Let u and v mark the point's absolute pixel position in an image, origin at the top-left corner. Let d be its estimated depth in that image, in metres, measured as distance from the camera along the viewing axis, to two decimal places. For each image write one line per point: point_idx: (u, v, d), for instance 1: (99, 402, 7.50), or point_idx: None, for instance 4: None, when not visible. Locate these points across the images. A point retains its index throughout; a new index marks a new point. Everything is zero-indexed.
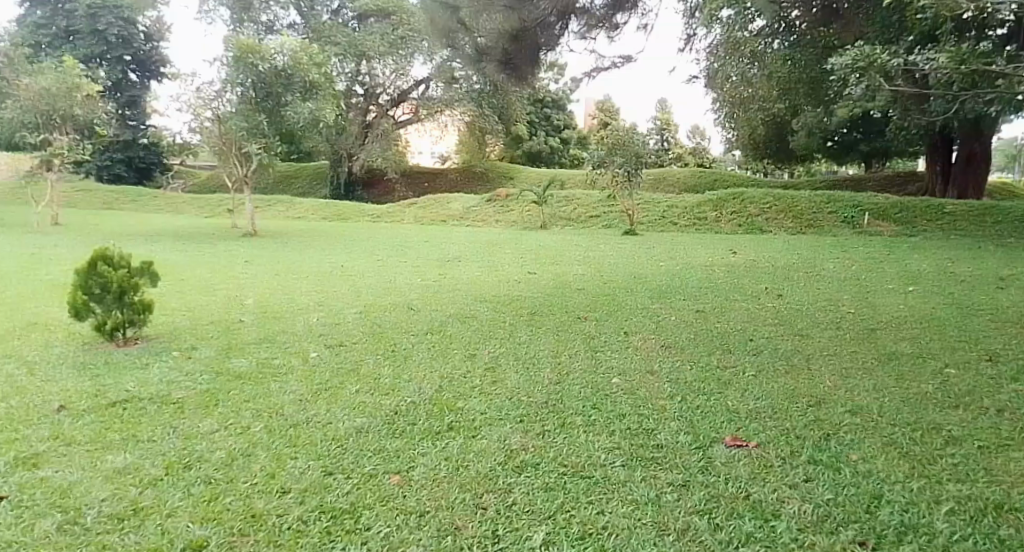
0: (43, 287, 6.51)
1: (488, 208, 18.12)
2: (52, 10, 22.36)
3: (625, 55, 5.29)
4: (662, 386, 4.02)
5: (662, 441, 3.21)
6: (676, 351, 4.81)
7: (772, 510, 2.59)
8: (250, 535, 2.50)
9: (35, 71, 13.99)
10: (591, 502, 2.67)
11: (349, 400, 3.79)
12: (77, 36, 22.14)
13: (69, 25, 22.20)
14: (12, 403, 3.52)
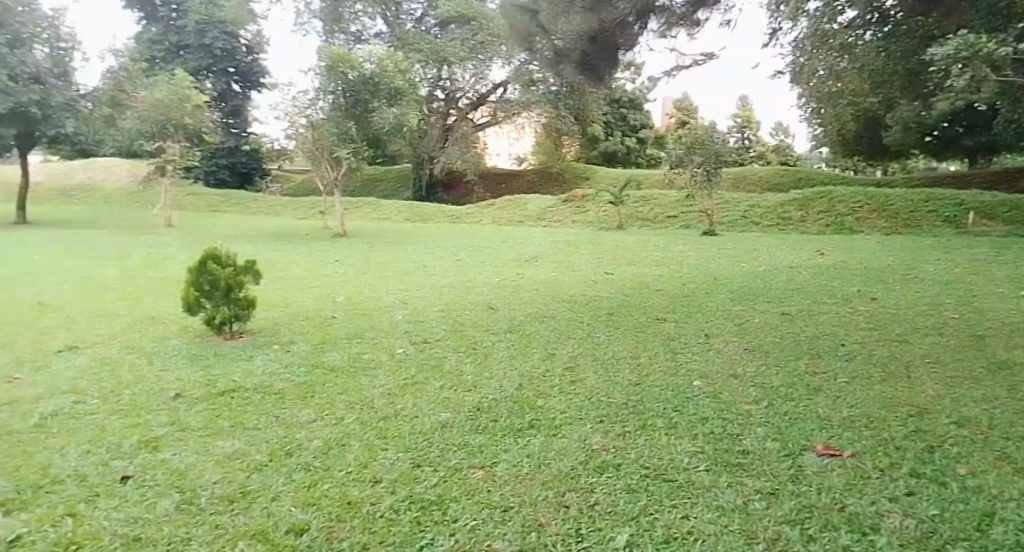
0: (157, 284, 7.00)
1: (565, 209, 18.16)
2: (164, 28, 23.65)
3: (707, 53, 5.26)
4: (746, 390, 3.96)
5: (749, 447, 3.16)
6: (761, 354, 4.71)
7: (870, 524, 2.51)
8: (347, 522, 2.61)
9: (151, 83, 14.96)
10: (675, 506, 2.66)
11: (434, 395, 3.92)
12: (187, 51, 23.27)
13: (180, 39, 23.37)
14: (134, 391, 3.82)
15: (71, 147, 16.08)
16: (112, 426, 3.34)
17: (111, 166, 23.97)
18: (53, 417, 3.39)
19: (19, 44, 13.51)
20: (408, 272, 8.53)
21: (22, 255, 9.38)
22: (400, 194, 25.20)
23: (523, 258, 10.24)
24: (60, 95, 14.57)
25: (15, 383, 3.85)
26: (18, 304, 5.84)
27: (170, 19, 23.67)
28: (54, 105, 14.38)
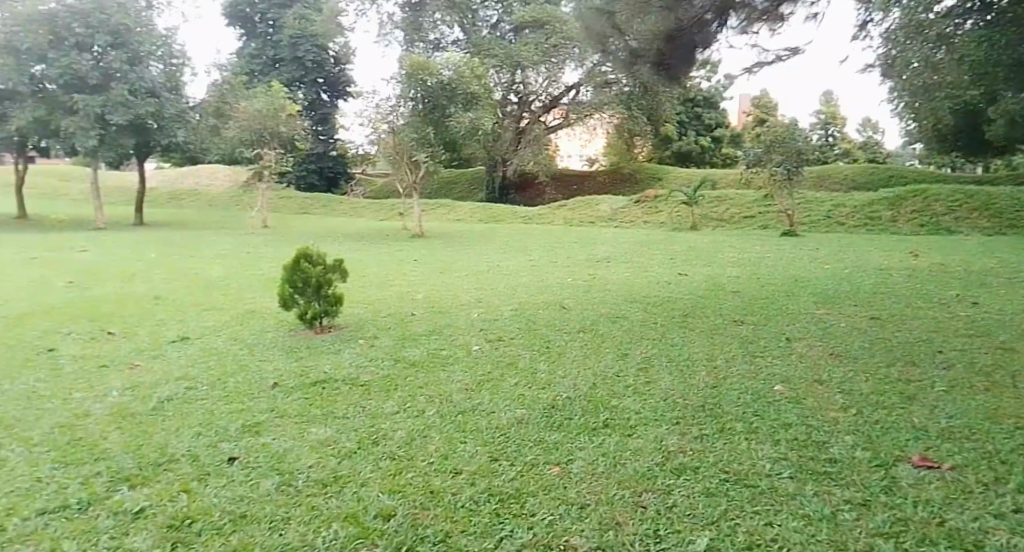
0: (254, 281, 7.45)
1: (638, 209, 18.05)
2: (262, 43, 25.15)
3: (792, 48, 5.09)
4: (831, 396, 3.90)
5: (836, 455, 3.14)
6: (847, 359, 4.62)
7: (972, 540, 2.47)
8: (431, 510, 2.73)
9: (250, 95, 16.12)
10: (757, 512, 2.68)
11: (509, 391, 4.05)
12: (281, 64, 24.63)
13: (276, 54, 24.67)
14: (236, 379, 4.11)
15: (180, 153, 17.32)
16: (218, 411, 3.61)
17: (215, 170, 25.71)
18: (168, 402, 3.70)
19: (137, 62, 14.83)
20: (483, 272, 8.73)
21: (134, 254, 10.16)
22: (474, 195, 25.65)
23: (596, 259, 10.28)
24: (172, 108, 15.61)
25: (134, 369, 4.22)
26: (137, 298, 6.39)
27: (266, 34, 25.14)
28: (167, 117, 15.45)
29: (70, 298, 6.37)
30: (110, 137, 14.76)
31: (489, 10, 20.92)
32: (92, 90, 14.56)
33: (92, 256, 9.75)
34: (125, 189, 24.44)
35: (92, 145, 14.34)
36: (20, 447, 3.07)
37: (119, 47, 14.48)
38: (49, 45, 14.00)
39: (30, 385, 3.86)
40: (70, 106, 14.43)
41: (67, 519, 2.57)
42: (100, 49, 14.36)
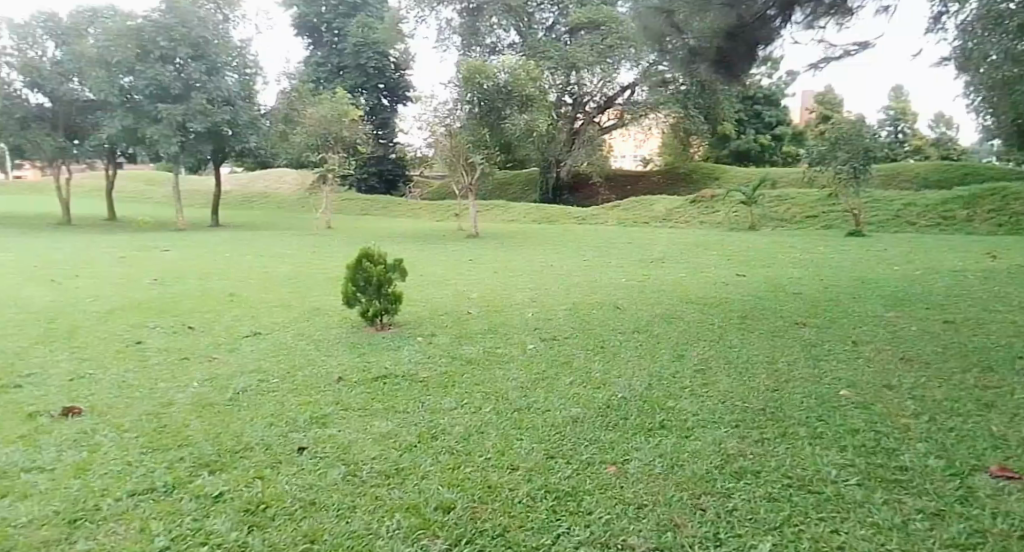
0: (319, 280, 7.74)
1: (694, 209, 17.82)
2: (328, 51, 25.98)
3: (862, 42, 5.04)
4: (902, 403, 3.83)
5: (907, 464, 3.10)
6: (919, 364, 4.51)
7: None
8: (489, 504, 2.79)
9: (315, 101, 16.65)
10: (822, 519, 2.68)
11: (564, 389, 4.11)
12: (345, 71, 25.35)
13: (340, 62, 25.44)
14: (305, 373, 4.31)
15: (251, 159, 18.03)
16: (288, 403, 3.80)
17: (284, 175, 26.73)
18: (242, 393, 3.91)
19: (214, 72, 15.45)
20: (537, 271, 8.82)
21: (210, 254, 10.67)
22: (528, 195, 25.80)
23: (653, 259, 10.23)
24: (246, 115, 16.19)
25: (211, 362, 4.46)
26: (213, 295, 6.74)
27: (333, 43, 26.06)
28: (242, 124, 16.01)
29: (154, 294, 6.78)
30: (190, 145, 15.52)
31: (544, 12, 21.14)
32: (174, 100, 15.27)
33: (171, 256, 10.29)
34: (200, 193, 25.73)
35: (173, 151, 15.09)
36: (112, 432, 3.31)
37: (199, 59, 15.18)
38: (135, 57, 14.75)
39: (119, 375, 4.14)
40: (155, 116, 15.14)
41: (155, 500, 2.75)
42: (182, 61, 15.06)
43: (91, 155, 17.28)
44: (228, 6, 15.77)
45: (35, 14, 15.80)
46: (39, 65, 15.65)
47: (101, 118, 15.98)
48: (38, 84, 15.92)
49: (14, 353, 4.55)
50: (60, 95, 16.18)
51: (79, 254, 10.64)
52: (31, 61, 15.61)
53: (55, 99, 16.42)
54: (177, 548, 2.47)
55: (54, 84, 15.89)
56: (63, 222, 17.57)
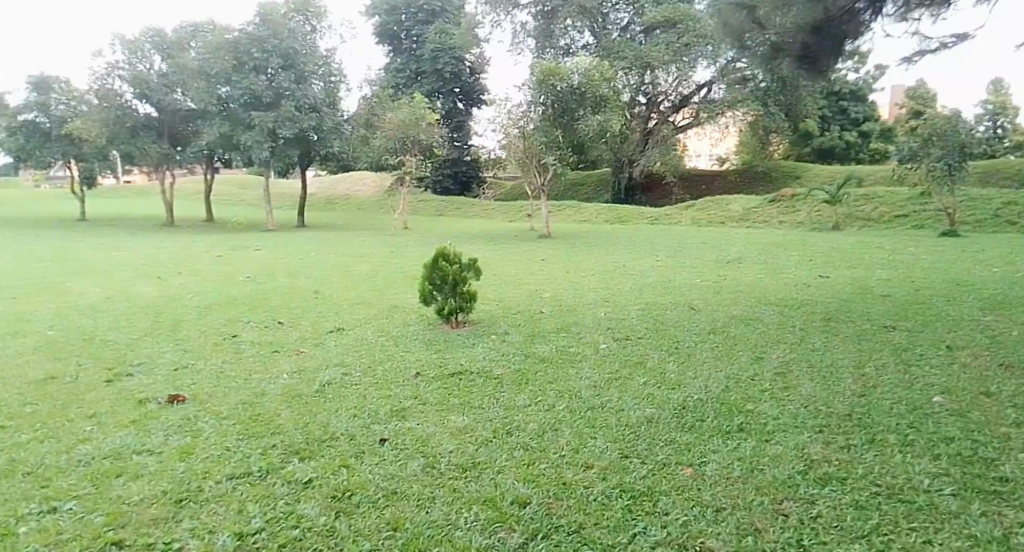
0: (398, 278, 7.97)
1: (773, 208, 17.32)
2: (407, 58, 26.60)
3: (960, 34, 4.82)
4: (1001, 411, 3.65)
5: (1007, 475, 2.96)
6: (1021, 372, 4.28)
7: None
8: (564, 500, 2.83)
9: (394, 105, 17.08)
10: (914, 528, 2.61)
11: (638, 389, 4.10)
12: (423, 77, 25.90)
13: (418, 68, 26.04)
14: (384, 368, 4.47)
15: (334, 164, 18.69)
16: (369, 397, 3.95)
17: (363, 178, 27.61)
18: (327, 386, 4.10)
19: (301, 80, 16.08)
20: (610, 271, 8.82)
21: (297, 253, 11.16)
22: (599, 196, 25.70)
23: (732, 259, 10.03)
24: (330, 121, 16.76)
25: (299, 355, 4.69)
26: (300, 292, 7.06)
27: (412, 50, 26.66)
28: (327, 129, 16.60)
29: (250, 291, 7.16)
30: (280, 150, 16.23)
31: (620, 12, 20.90)
32: (265, 107, 16.00)
33: (263, 255, 10.82)
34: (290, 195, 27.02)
35: (264, 156, 15.83)
36: (212, 419, 3.54)
37: (288, 68, 15.86)
38: (232, 68, 15.68)
39: (218, 366, 4.42)
40: (248, 122, 15.96)
41: (251, 484, 2.93)
42: (273, 71, 15.82)
43: (191, 161, 18.42)
44: (316, 18, 16.31)
45: (145, 31, 16.81)
46: (147, 78, 16.64)
47: (201, 126, 16.98)
48: (146, 95, 17.01)
49: (126, 343, 4.93)
50: (165, 105, 17.26)
51: (179, 253, 11.29)
52: (140, 75, 16.60)
53: (161, 109, 17.56)
54: (271, 530, 2.63)
55: (160, 95, 16.93)
56: (169, 223, 18.83)
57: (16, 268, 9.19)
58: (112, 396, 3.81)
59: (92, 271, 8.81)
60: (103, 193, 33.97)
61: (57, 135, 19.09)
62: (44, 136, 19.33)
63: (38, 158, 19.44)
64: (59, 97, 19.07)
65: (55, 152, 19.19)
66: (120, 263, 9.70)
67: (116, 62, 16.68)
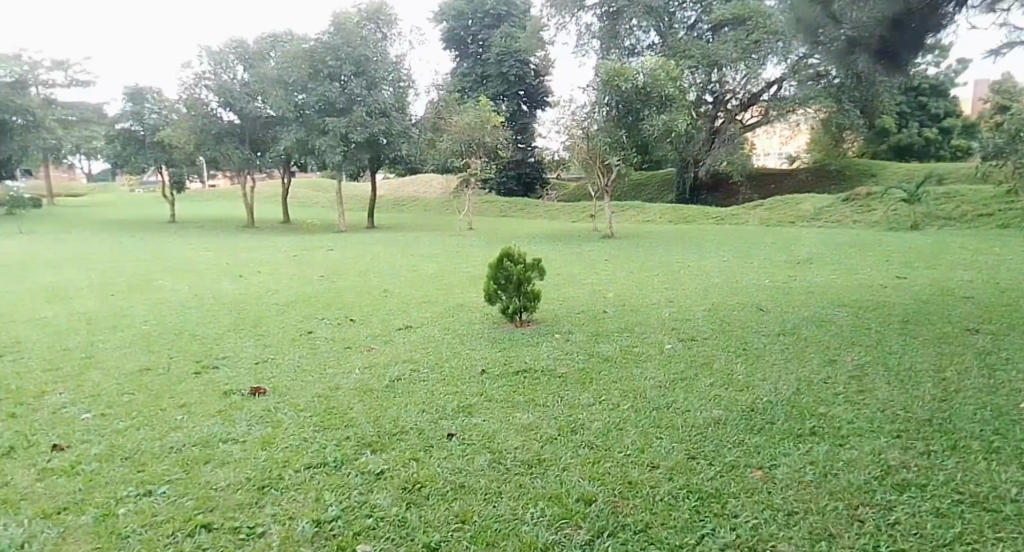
0: (465, 277, 8.12)
1: (846, 208, 16.73)
2: (473, 62, 27.00)
3: None
4: None
5: None
6: None
7: None
8: (630, 500, 2.83)
9: (460, 109, 17.46)
10: (1000, 540, 2.51)
11: (704, 391, 4.06)
12: (488, 80, 26.23)
13: (483, 71, 26.40)
14: (451, 365, 4.58)
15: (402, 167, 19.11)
16: (438, 392, 4.06)
17: (430, 180, 28.15)
18: (397, 382, 4.23)
19: (372, 86, 16.49)
20: (675, 271, 8.75)
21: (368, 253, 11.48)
22: (664, 196, 25.40)
23: (803, 259, 9.77)
24: (399, 125, 17.05)
25: (370, 352, 4.85)
26: (371, 290, 7.28)
27: (478, 54, 27.01)
28: (396, 133, 16.90)
29: (325, 289, 7.41)
30: (351, 153, 16.71)
31: (687, 11, 20.60)
32: (338, 113, 16.50)
33: (337, 255, 11.17)
34: (359, 198, 27.80)
35: (337, 160, 16.39)
36: (290, 411, 3.71)
37: (360, 75, 16.30)
38: (308, 77, 16.29)
39: (296, 360, 4.61)
40: (322, 128, 16.50)
41: (327, 474, 3.05)
42: (346, 78, 16.28)
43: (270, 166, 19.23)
44: (387, 25, 16.60)
45: (229, 42, 17.65)
46: (232, 87, 17.44)
47: (280, 132, 17.68)
48: (229, 104, 17.84)
49: (212, 338, 5.21)
50: (246, 113, 18.06)
51: (256, 253, 11.75)
52: (225, 84, 17.40)
53: (243, 117, 18.31)
54: (346, 517, 2.71)
55: (243, 104, 17.73)
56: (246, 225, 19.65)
57: (112, 267, 9.71)
58: (200, 388, 4.04)
59: (179, 271, 9.22)
60: (189, 197, 35.82)
61: (150, 143, 20.26)
62: (139, 144, 20.51)
63: (133, 164, 20.66)
64: (152, 106, 20.18)
65: (148, 159, 20.36)
66: (202, 263, 10.17)
67: (203, 72, 17.52)
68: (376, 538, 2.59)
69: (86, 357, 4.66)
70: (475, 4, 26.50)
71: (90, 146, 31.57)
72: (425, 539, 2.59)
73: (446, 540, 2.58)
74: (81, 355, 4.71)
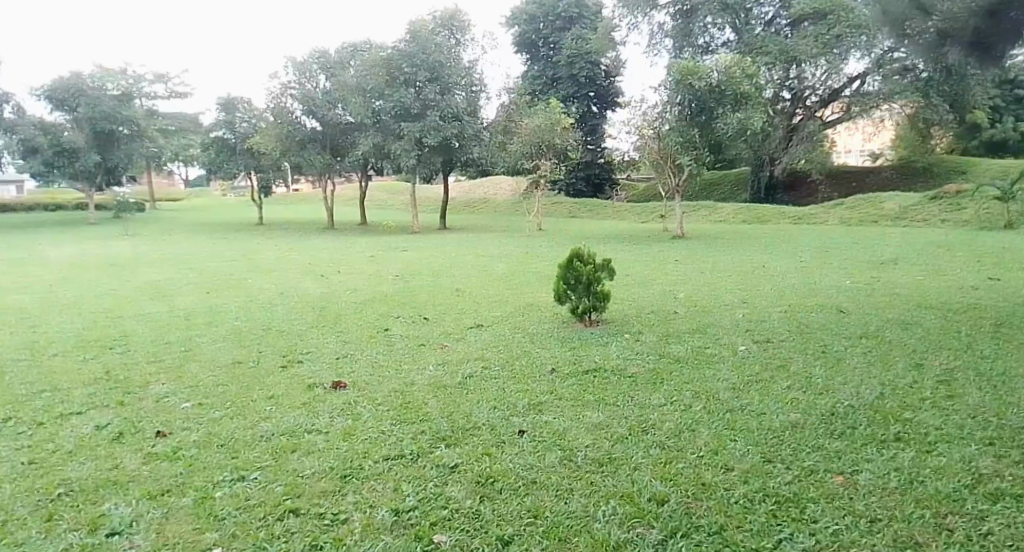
0: (536, 277, 8.19)
1: (933, 207, 15.93)
2: (544, 65, 27.20)
3: None
4: None
5: None
6: None
7: None
8: (704, 502, 2.82)
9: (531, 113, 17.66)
10: None
11: (780, 393, 3.99)
12: (559, 82, 26.36)
13: (554, 73, 26.56)
14: (522, 363, 4.65)
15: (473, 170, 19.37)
16: (508, 390, 4.13)
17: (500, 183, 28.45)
18: (469, 378, 4.34)
19: (446, 91, 16.78)
20: (750, 271, 8.59)
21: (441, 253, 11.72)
22: (737, 195, 24.83)
23: (886, 260, 9.40)
24: (472, 128, 17.22)
25: (443, 350, 4.98)
26: (445, 290, 7.43)
27: (549, 57, 27.15)
28: (468, 135, 17.17)
29: (401, 289, 7.61)
30: (425, 157, 17.07)
31: (764, 6, 20.05)
32: (413, 118, 16.86)
33: (414, 255, 11.47)
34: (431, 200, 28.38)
35: (411, 164, 16.81)
36: (369, 405, 3.86)
37: (434, 81, 16.60)
38: (385, 84, 16.67)
39: (374, 357, 4.80)
40: (398, 132, 16.93)
41: (404, 465, 3.16)
42: (421, 84, 16.58)
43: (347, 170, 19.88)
44: (460, 31, 17.04)
45: (312, 54, 18.56)
46: (314, 96, 18.15)
47: (358, 138, 18.22)
48: (312, 111, 18.52)
49: (297, 334, 5.46)
50: (327, 120, 18.74)
51: (334, 254, 12.12)
52: (308, 93, 18.17)
53: (324, 123, 18.97)
54: (423, 508, 2.79)
55: (324, 111, 18.36)
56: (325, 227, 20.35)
57: (206, 268, 10.23)
58: (287, 381, 4.27)
59: (267, 271, 9.61)
60: (274, 201, 37.39)
61: (241, 149, 21.27)
62: (230, 151, 21.54)
63: (225, 169, 21.74)
64: (243, 116, 21.18)
65: (239, 165, 21.39)
66: (286, 263, 10.60)
67: (288, 82, 18.42)
68: (453, 529, 2.66)
69: (185, 351, 4.98)
70: (546, 7, 26.62)
71: (186, 153, 33.32)
72: (499, 532, 2.64)
73: (519, 534, 2.62)
74: (181, 349, 5.03)
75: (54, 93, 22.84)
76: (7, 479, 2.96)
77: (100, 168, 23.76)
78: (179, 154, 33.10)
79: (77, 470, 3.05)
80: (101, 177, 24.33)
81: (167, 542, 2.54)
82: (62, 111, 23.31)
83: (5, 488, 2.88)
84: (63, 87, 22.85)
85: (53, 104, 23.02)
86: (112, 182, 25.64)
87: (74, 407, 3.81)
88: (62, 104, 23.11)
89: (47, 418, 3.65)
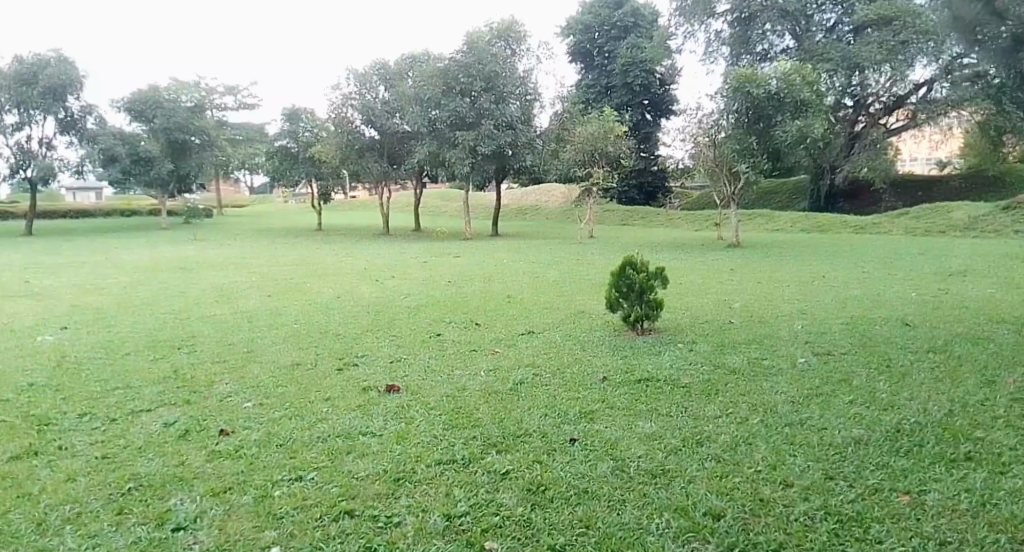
0: (586, 285, 8.20)
1: (1004, 217, 15.28)
2: (598, 73, 27.28)
3: None
4: None
5: None
6: None
7: None
8: (763, 518, 2.75)
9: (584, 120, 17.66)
10: None
11: (843, 408, 3.86)
12: (613, 91, 26.43)
13: (608, 82, 26.63)
14: (572, 371, 4.65)
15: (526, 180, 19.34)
16: (560, 397, 4.13)
17: (553, 190, 28.58)
18: (520, 385, 4.35)
19: (501, 101, 16.91)
20: (811, 281, 8.35)
21: (496, 259, 11.79)
22: (797, 204, 24.30)
23: (952, 271, 9.07)
24: (525, 137, 17.40)
25: (495, 355, 5.02)
26: (495, 296, 7.50)
27: (604, 66, 27.10)
28: (521, 143, 17.31)
29: (454, 294, 7.74)
30: (479, 164, 17.25)
31: (826, 12, 19.55)
32: (468, 127, 17.06)
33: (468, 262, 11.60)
34: (485, 208, 28.81)
35: (465, 172, 16.98)
36: (422, 409, 3.91)
37: (489, 90, 16.74)
38: (442, 93, 16.92)
39: (427, 360, 4.88)
40: (453, 140, 17.18)
41: (456, 470, 3.18)
42: (477, 94, 16.78)
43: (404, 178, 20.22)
44: (517, 41, 16.99)
45: (373, 65, 18.74)
46: (373, 105, 18.54)
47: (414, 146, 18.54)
48: (371, 121, 18.91)
49: (352, 337, 5.59)
50: (386, 129, 19.08)
51: (391, 259, 12.34)
52: (367, 102, 18.55)
53: (382, 133, 19.29)
54: (474, 514, 2.80)
55: (383, 121, 18.73)
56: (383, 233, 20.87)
57: (271, 271, 10.63)
58: (343, 383, 4.36)
59: (327, 274, 10.06)
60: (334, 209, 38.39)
61: (304, 157, 21.86)
62: (293, 159, 22.18)
63: (289, 177, 22.46)
64: (305, 126, 21.76)
65: (302, 173, 22.04)
66: (345, 268, 10.90)
67: (350, 93, 18.83)
68: (504, 537, 2.65)
69: (248, 352, 5.14)
70: (602, 17, 26.53)
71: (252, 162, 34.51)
72: (550, 542, 2.62)
73: (570, 544, 2.60)
74: (244, 350, 5.21)
75: (134, 104, 24.03)
76: (82, 472, 3.11)
77: (173, 176, 24.97)
78: (245, 161, 34.24)
79: (147, 465, 3.18)
80: (173, 184, 25.39)
81: (229, 538, 2.61)
82: (139, 122, 24.43)
83: (80, 480, 3.03)
84: (142, 100, 24.12)
85: (132, 115, 24.17)
86: (183, 190, 26.64)
87: (145, 405, 3.98)
88: (141, 115, 24.26)
89: (120, 415, 3.82)
